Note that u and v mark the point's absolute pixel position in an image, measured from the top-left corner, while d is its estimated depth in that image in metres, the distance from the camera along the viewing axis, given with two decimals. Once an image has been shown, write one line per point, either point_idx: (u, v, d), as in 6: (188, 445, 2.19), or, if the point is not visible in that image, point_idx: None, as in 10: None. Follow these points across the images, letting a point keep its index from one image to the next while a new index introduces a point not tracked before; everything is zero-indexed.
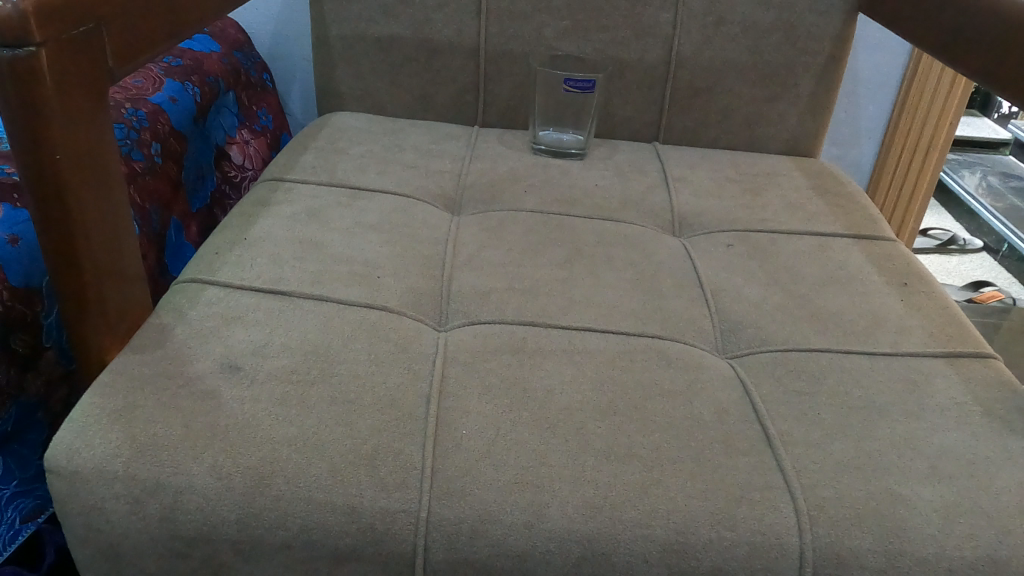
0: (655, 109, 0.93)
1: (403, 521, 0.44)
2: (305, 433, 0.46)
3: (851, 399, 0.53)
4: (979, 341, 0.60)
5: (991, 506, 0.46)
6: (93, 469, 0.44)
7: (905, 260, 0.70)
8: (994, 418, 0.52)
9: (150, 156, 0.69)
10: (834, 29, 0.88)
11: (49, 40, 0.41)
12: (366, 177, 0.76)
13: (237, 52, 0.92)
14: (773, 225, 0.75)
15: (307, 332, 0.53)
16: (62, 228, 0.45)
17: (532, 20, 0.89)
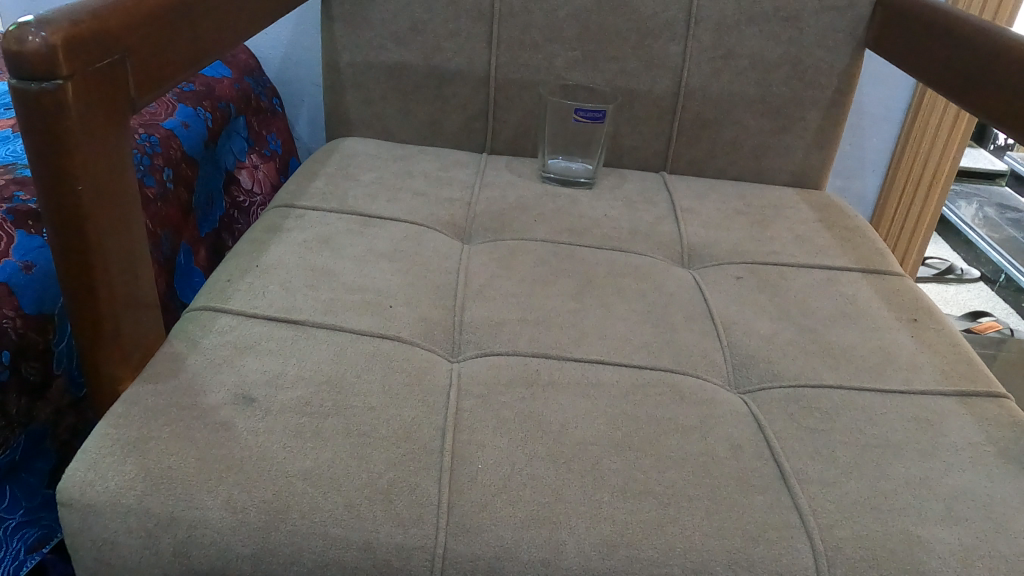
0: (662, 140, 0.94)
1: (419, 558, 0.43)
2: (320, 467, 0.46)
3: (865, 437, 0.53)
4: (990, 380, 0.60)
5: (1008, 549, 0.45)
6: (106, 501, 0.43)
7: (914, 295, 0.71)
8: (1008, 458, 0.52)
9: (162, 182, 0.69)
10: (841, 63, 0.89)
11: (76, 73, 0.41)
12: (377, 205, 0.76)
13: (248, 77, 0.92)
14: (782, 258, 0.75)
15: (320, 362, 0.53)
16: (80, 258, 0.45)
17: (542, 50, 0.90)
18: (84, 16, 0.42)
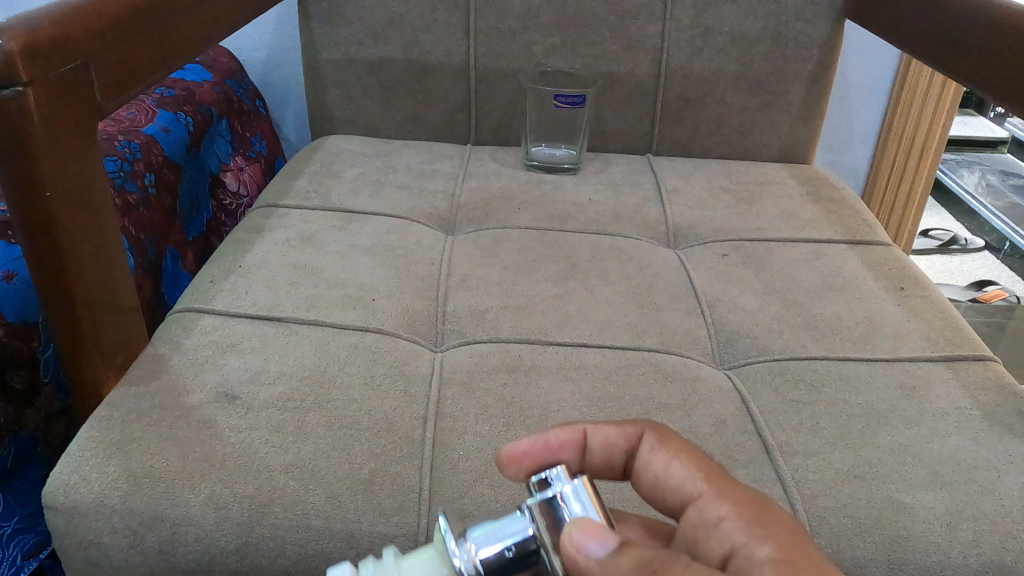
0: (646, 122, 0.93)
1: (402, 546, 0.44)
2: (302, 460, 0.46)
3: (850, 407, 0.52)
4: (978, 344, 0.60)
5: (993, 511, 0.45)
6: (90, 503, 0.44)
7: (901, 265, 0.70)
8: (995, 422, 0.51)
9: (144, 187, 0.69)
10: (821, 35, 0.89)
11: (36, 79, 0.41)
12: (360, 200, 0.76)
13: (228, 80, 0.92)
14: (769, 234, 0.74)
15: (302, 358, 0.54)
16: (55, 264, 0.45)
17: (520, 38, 0.90)
18: (42, 22, 0.43)
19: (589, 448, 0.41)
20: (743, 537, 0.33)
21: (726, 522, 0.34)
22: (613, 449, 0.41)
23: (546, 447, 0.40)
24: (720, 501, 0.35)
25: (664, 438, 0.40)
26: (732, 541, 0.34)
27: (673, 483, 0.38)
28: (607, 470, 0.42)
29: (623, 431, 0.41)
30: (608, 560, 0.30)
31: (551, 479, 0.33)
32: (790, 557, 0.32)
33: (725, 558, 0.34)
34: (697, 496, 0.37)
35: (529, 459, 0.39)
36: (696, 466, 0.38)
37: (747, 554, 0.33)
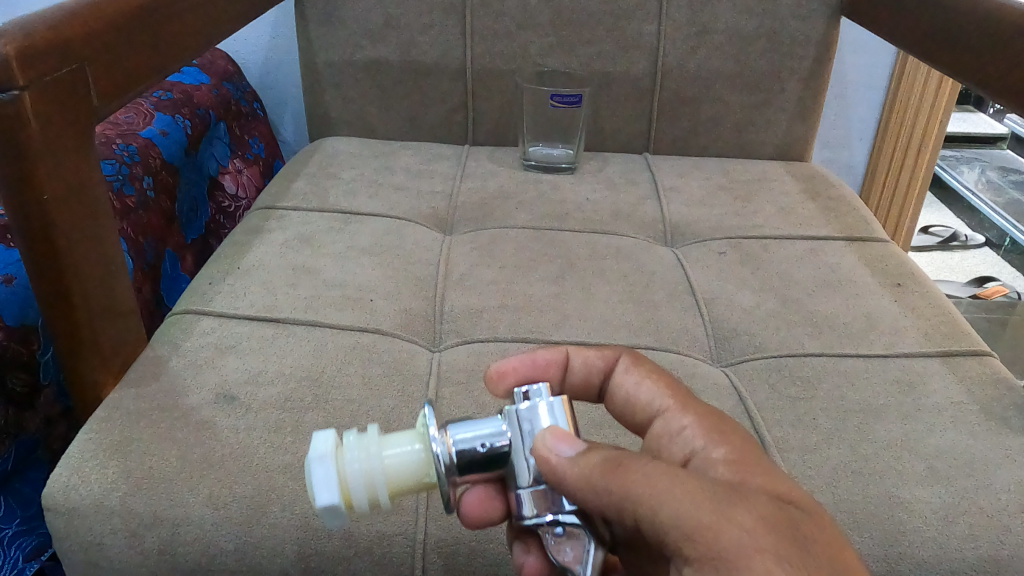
0: (643, 121, 0.93)
1: (400, 545, 0.44)
2: (301, 460, 0.46)
3: (847, 403, 0.53)
4: (975, 340, 0.60)
5: (991, 506, 0.45)
6: (90, 504, 0.44)
7: (898, 261, 0.70)
8: (991, 417, 0.52)
9: (142, 190, 0.69)
10: (817, 33, 0.89)
11: (32, 83, 0.42)
12: (357, 202, 0.76)
13: (227, 83, 0.93)
14: (766, 231, 0.75)
15: (300, 359, 0.54)
16: (52, 267, 0.45)
17: (516, 38, 0.90)
18: (38, 27, 0.43)
19: (570, 368, 0.47)
20: (700, 440, 0.40)
21: (687, 429, 0.41)
22: (592, 370, 0.47)
23: (533, 364, 0.46)
24: (683, 413, 0.42)
25: (637, 362, 0.46)
26: (691, 445, 0.41)
27: (643, 400, 0.45)
28: (582, 392, 0.48)
29: (601, 354, 0.47)
30: (577, 457, 0.36)
31: (529, 394, 0.39)
32: (737, 459, 0.39)
33: (684, 457, 0.41)
34: (663, 410, 0.43)
35: (519, 371, 0.45)
36: (663, 386, 0.44)
37: (704, 456, 0.40)
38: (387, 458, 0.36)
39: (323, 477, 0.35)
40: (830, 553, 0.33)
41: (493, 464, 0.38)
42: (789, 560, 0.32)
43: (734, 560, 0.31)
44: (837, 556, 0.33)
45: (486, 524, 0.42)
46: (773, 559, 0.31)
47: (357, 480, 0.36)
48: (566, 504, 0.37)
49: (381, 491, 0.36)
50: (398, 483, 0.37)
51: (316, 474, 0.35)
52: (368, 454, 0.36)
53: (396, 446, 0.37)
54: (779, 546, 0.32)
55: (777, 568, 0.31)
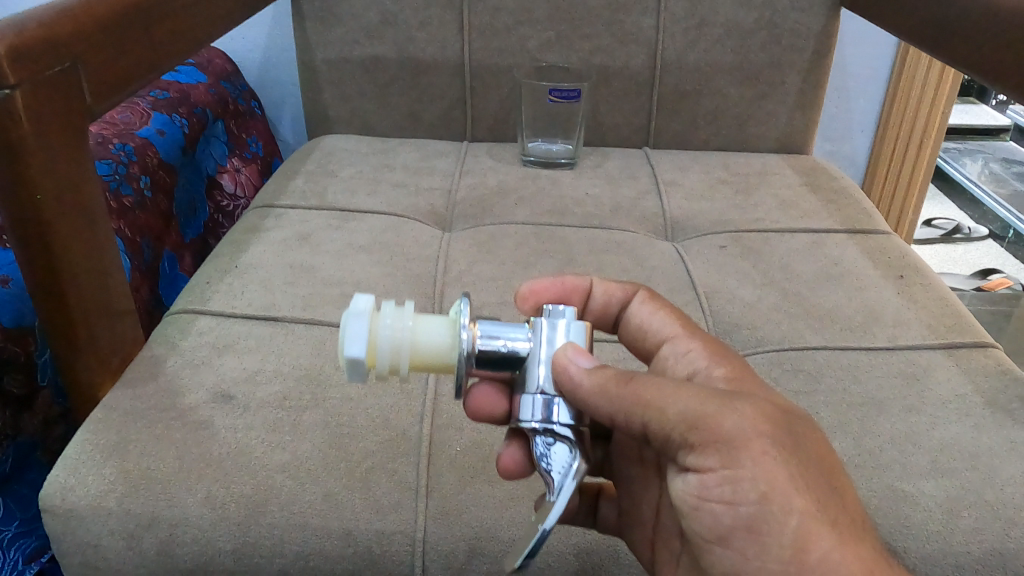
0: (643, 115, 0.93)
1: (399, 543, 0.44)
2: (299, 459, 0.46)
3: (849, 396, 0.52)
4: (979, 331, 0.59)
5: (996, 498, 0.45)
6: (87, 506, 0.44)
7: (900, 253, 0.70)
8: (996, 409, 0.51)
9: (139, 190, 0.69)
10: (818, 24, 0.88)
11: (24, 82, 0.41)
12: (355, 199, 0.76)
13: (224, 81, 0.92)
14: (767, 224, 0.74)
15: (298, 357, 0.53)
16: (46, 266, 0.45)
17: (514, 33, 0.89)
18: (29, 25, 0.43)
19: (591, 296, 0.49)
20: (704, 360, 0.43)
21: (694, 351, 0.44)
22: (610, 300, 0.49)
23: (560, 286, 0.48)
24: (692, 339, 0.45)
25: (655, 297, 0.49)
26: (696, 366, 0.43)
27: (654, 329, 0.47)
28: (599, 320, 0.50)
29: (623, 285, 0.49)
30: (593, 368, 0.38)
31: (557, 312, 0.41)
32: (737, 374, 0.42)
33: (687, 376, 0.44)
34: (672, 336, 0.46)
35: (545, 294, 0.48)
36: (676, 317, 0.47)
37: (707, 374, 0.42)
38: (421, 333, 0.37)
39: (359, 334, 0.35)
40: (815, 442, 0.37)
41: (506, 364, 0.39)
42: (782, 445, 0.36)
43: (739, 447, 0.35)
44: (820, 445, 0.37)
45: (488, 418, 0.45)
46: (772, 446, 0.35)
47: (386, 345, 0.36)
48: (565, 418, 0.38)
49: (405, 362, 0.36)
50: (421, 358, 0.37)
51: (352, 329, 0.35)
52: (402, 325, 0.37)
53: (430, 323, 0.37)
54: (778, 434, 0.36)
55: (772, 449, 0.35)
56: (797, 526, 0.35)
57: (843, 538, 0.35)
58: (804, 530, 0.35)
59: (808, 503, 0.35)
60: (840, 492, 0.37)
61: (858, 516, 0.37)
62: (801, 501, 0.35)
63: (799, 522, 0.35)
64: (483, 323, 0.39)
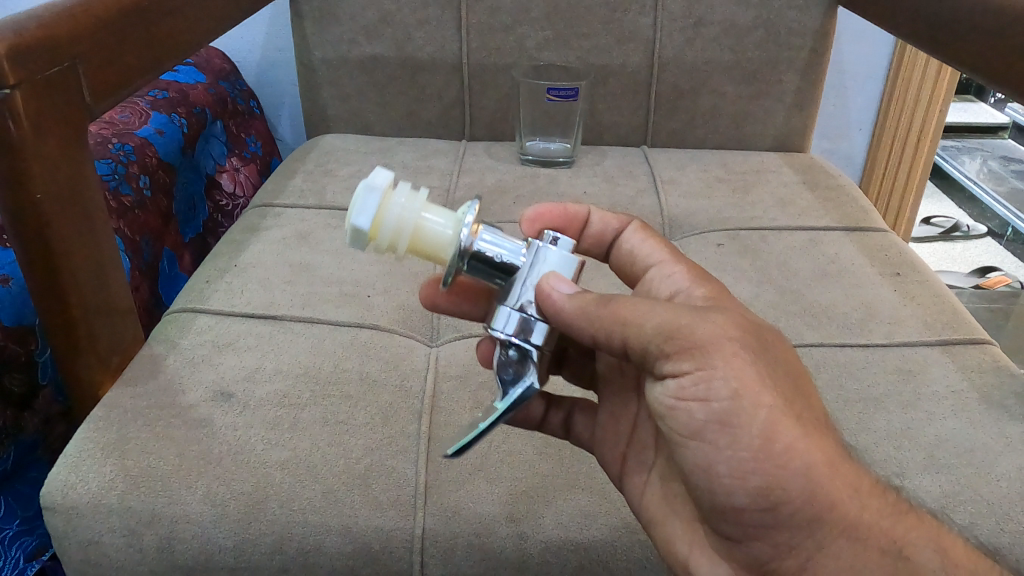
0: (640, 114, 0.93)
1: (398, 539, 0.44)
2: (298, 457, 0.46)
3: (846, 393, 0.52)
4: (976, 328, 0.59)
5: (991, 493, 0.45)
6: (87, 503, 0.44)
7: (898, 251, 0.70)
8: (992, 405, 0.51)
9: (138, 189, 0.69)
10: (815, 23, 0.88)
11: (23, 82, 0.42)
12: (354, 198, 0.76)
13: (222, 81, 0.93)
14: (764, 223, 0.74)
15: (298, 355, 0.54)
16: (47, 266, 0.45)
17: (512, 32, 0.90)
18: (29, 26, 0.43)
19: (588, 223, 0.52)
20: (686, 283, 0.46)
21: (677, 274, 0.47)
22: (606, 228, 0.52)
23: (563, 211, 0.51)
24: (677, 264, 0.48)
25: (646, 228, 0.52)
26: (679, 287, 0.46)
27: (643, 256, 0.50)
28: (593, 248, 0.53)
29: (618, 216, 0.52)
30: (575, 293, 0.39)
31: (561, 241, 0.41)
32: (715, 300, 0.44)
33: (670, 296, 0.46)
34: (659, 262, 0.49)
35: (550, 217, 0.50)
36: (664, 247, 0.50)
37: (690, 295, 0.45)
38: (425, 220, 0.38)
39: (369, 205, 0.37)
40: (783, 350, 0.38)
41: (496, 272, 0.40)
42: (751, 348, 0.36)
43: (712, 348, 0.36)
44: (788, 355, 0.39)
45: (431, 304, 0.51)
46: (741, 347, 0.36)
47: (393, 222, 0.37)
48: (536, 338, 0.40)
49: (405, 243, 0.38)
50: (421, 242, 0.38)
51: (364, 199, 0.37)
52: (410, 206, 0.38)
53: (436, 213, 0.39)
54: (747, 338, 0.37)
55: (741, 351, 0.36)
56: (766, 417, 0.35)
57: (808, 432, 0.36)
58: (772, 422, 0.35)
59: (777, 398, 0.36)
60: (807, 394, 0.38)
61: (822, 417, 0.38)
62: (770, 396, 0.36)
63: (768, 413, 0.35)
64: (488, 227, 0.40)
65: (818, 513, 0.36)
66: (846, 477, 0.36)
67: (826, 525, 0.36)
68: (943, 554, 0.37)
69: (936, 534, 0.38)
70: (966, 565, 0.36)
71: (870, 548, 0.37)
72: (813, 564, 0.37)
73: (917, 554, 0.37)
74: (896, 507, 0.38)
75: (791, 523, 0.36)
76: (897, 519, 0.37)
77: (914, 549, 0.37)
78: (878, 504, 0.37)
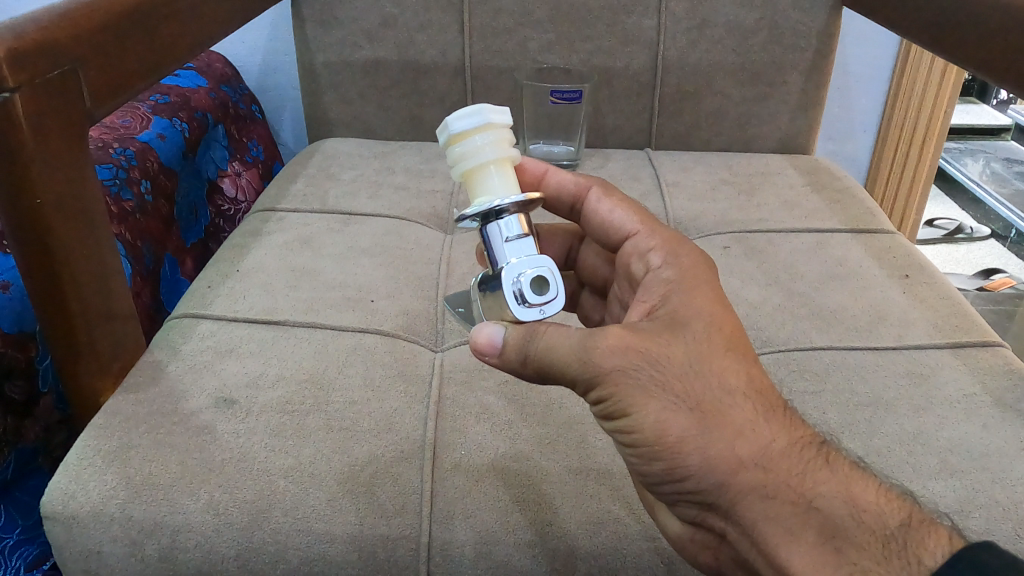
0: (644, 116, 0.93)
1: (404, 547, 0.44)
2: (301, 464, 0.46)
3: (855, 396, 0.52)
4: (986, 330, 0.59)
5: (1006, 498, 0.44)
6: (89, 512, 0.43)
7: (906, 252, 0.69)
8: (1005, 408, 0.51)
9: (140, 194, 0.69)
10: (819, 24, 0.88)
11: (23, 85, 0.41)
12: (357, 202, 0.75)
13: (224, 85, 0.92)
14: (771, 225, 0.74)
15: (300, 361, 0.53)
16: (47, 272, 0.45)
17: (515, 35, 0.89)
18: (28, 29, 0.42)
19: (544, 188, 0.50)
20: (660, 261, 0.43)
21: (654, 250, 0.44)
22: (564, 192, 0.50)
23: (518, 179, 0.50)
24: (652, 237, 0.45)
25: (609, 190, 0.49)
26: (652, 263, 0.44)
27: (617, 226, 0.47)
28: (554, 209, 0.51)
29: (575, 180, 0.50)
30: (502, 357, 0.39)
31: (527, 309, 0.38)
32: (681, 278, 0.42)
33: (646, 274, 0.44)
34: (634, 233, 0.46)
35: None
36: (635, 212, 0.47)
37: (657, 273, 0.43)
38: (485, 172, 0.39)
39: (456, 122, 0.39)
40: (685, 342, 0.38)
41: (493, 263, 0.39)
42: (642, 366, 0.37)
43: (603, 370, 0.37)
44: (693, 344, 0.38)
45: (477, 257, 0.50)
46: (627, 360, 0.37)
47: (461, 148, 0.39)
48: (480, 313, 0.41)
49: (459, 171, 0.39)
50: (471, 179, 0.39)
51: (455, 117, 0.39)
52: (485, 147, 0.38)
53: (500, 174, 0.39)
54: (639, 347, 0.37)
55: (628, 373, 0.37)
56: (657, 420, 0.37)
57: (705, 424, 0.37)
58: (663, 422, 0.37)
59: (664, 402, 0.37)
60: (713, 378, 0.38)
61: (731, 396, 0.38)
62: (658, 403, 0.37)
63: (658, 415, 0.37)
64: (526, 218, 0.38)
65: (724, 482, 0.38)
66: (749, 448, 0.38)
67: (735, 488, 0.38)
68: (852, 503, 0.38)
69: (846, 481, 0.39)
70: (871, 510, 0.38)
71: (780, 501, 0.38)
72: (733, 512, 0.39)
73: (824, 501, 0.38)
74: (808, 461, 0.39)
75: (704, 490, 0.38)
76: (807, 472, 0.38)
77: (822, 500, 0.38)
78: (789, 463, 0.38)
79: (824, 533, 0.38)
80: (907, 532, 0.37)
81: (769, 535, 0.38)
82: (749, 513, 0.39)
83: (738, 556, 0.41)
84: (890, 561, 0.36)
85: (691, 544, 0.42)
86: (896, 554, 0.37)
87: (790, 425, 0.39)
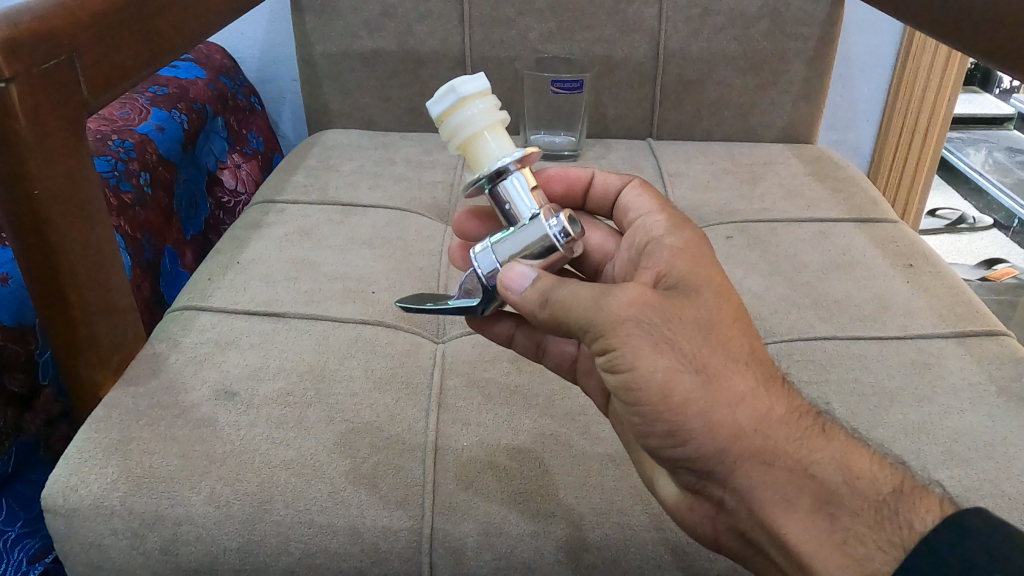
0: (646, 106, 0.92)
1: (406, 539, 0.43)
2: (302, 456, 0.45)
3: (860, 387, 0.51)
4: (990, 320, 0.58)
5: (1012, 488, 0.44)
6: (90, 505, 0.43)
7: (910, 241, 0.69)
8: (1011, 398, 0.50)
9: (139, 186, 0.68)
10: (822, 12, 0.87)
11: (19, 75, 0.41)
12: (357, 194, 0.75)
13: (223, 77, 0.92)
14: (774, 215, 0.73)
15: (301, 351, 0.53)
16: (45, 264, 0.44)
17: (515, 24, 0.88)
18: (24, 18, 0.42)
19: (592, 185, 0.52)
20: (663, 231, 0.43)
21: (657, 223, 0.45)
22: (609, 186, 0.51)
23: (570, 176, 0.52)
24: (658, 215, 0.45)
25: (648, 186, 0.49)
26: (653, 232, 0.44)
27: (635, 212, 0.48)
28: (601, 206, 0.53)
29: (622, 177, 0.51)
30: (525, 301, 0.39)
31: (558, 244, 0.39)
32: (683, 245, 0.42)
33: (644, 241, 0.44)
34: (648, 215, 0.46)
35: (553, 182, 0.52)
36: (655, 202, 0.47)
37: (660, 240, 0.43)
38: (481, 140, 0.40)
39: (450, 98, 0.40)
40: (694, 306, 0.38)
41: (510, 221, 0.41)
42: (653, 321, 0.36)
43: (616, 320, 0.36)
44: (702, 310, 0.38)
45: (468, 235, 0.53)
46: (641, 315, 0.36)
47: (456, 124, 0.40)
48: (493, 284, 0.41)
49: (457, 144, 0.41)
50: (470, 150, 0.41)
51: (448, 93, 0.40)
52: (479, 120, 0.40)
53: (495, 139, 0.41)
54: (651, 302, 0.37)
55: (639, 327, 0.36)
56: (663, 378, 0.36)
57: (709, 386, 0.37)
58: (670, 379, 0.36)
59: (672, 360, 0.36)
60: (718, 342, 0.38)
61: (734, 362, 0.38)
62: (667, 360, 0.36)
63: (665, 371, 0.36)
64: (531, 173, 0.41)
65: (723, 450, 0.38)
66: (749, 415, 0.37)
67: (733, 456, 0.38)
68: (846, 469, 0.38)
69: (841, 449, 0.38)
70: (866, 476, 0.38)
71: (777, 467, 0.38)
72: (731, 481, 0.38)
73: (820, 467, 0.38)
74: (805, 428, 0.38)
75: (704, 457, 0.38)
76: (803, 439, 0.38)
77: (818, 467, 0.38)
78: (787, 429, 0.38)
79: (820, 499, 0.37)
80: (899, 499, 0.37)
81: (765, 501, 0.38)
82: (745, 481, 0.38)
83: (734, 526, 0.40)
84: (882, 527, 0.36)
85: (688, 513, 0.41)
86: (888, 519, 0.36)
87: (788, 394, 0.39)
